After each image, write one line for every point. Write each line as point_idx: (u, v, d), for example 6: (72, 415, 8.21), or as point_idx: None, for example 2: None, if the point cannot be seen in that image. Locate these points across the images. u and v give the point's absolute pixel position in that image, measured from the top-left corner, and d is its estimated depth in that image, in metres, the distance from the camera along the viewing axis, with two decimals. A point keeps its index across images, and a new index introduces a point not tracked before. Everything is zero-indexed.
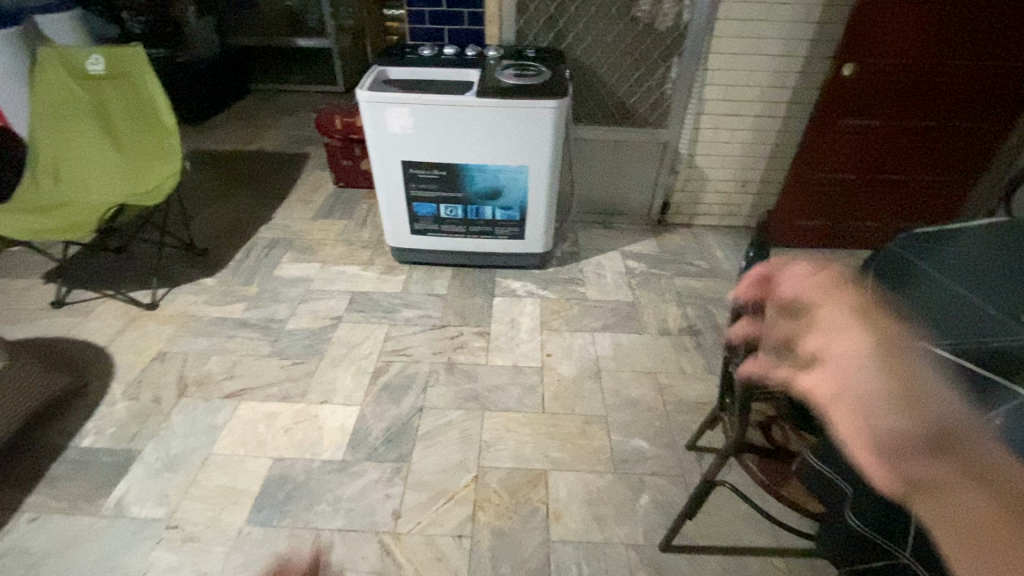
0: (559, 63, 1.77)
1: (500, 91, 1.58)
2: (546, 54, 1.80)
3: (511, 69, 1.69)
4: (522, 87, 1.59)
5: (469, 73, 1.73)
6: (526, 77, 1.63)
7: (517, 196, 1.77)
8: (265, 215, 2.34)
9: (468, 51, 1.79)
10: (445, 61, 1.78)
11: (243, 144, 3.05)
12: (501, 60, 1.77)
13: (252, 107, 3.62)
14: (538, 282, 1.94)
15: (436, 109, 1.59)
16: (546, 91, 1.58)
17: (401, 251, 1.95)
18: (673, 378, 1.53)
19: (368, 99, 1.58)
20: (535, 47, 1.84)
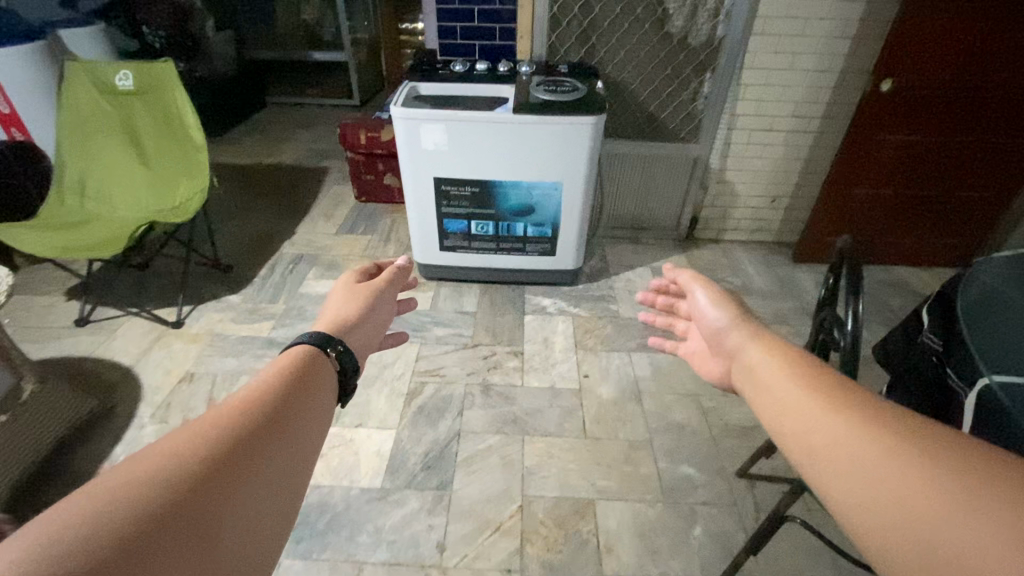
0: (592, 79, 1.75)
1: (538, 107, 1.55)
2: (580, 70, 1.78)
3: (546, 84, 1.67)
4: (559, 103, 1.57)
5: (502, 89, 1.72)
6: (563, 93, 1.61)
7: (551, 213, 1.74)
8: (287, 231, 2.31)
9: (501, 67, 1.78)
10: (478, 78, 1.76)
11: (262, 158, 3.04)
12: (534, 76, 1.75)
13: (268, 120, 3.62)
14: (569, 299, 1.90)
15: (472, 126, 1.56)
16: (583, 107, 1.55)
17: (430, 267, 1.92)
18: (717, 401, 1.49)
19: (403, 115, 1.55)
20: (567, 62, 1.82)
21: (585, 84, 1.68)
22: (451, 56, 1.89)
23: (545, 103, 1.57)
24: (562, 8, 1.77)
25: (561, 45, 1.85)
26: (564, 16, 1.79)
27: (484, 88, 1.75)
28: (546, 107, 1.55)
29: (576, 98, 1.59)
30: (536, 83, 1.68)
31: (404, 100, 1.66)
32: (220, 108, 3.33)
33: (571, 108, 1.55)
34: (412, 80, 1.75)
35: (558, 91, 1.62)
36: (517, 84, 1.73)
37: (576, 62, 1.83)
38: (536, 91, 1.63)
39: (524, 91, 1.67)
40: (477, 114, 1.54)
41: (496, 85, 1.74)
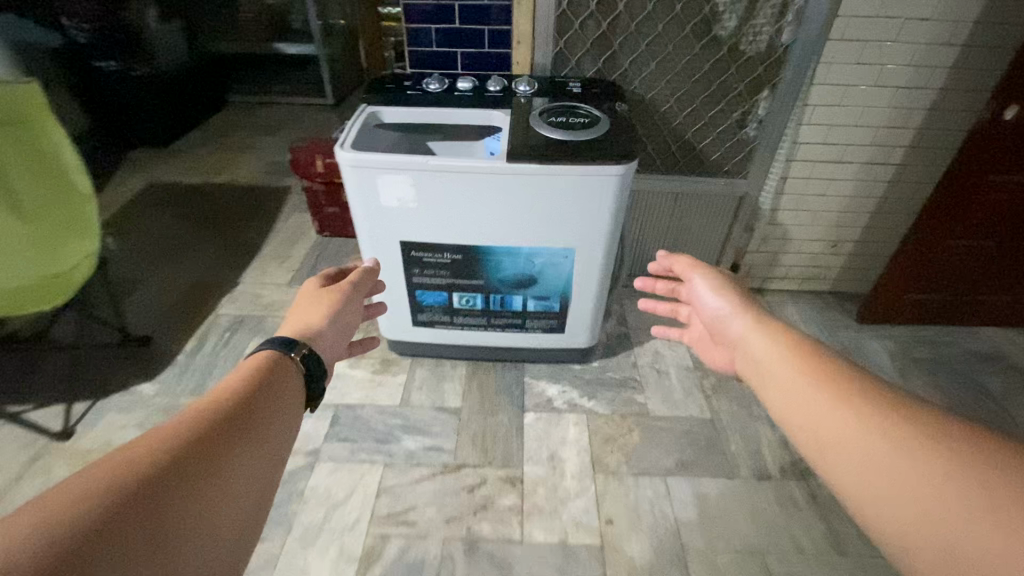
0: (615, 102, 1.29)
1: (543, 153, 1.10)
2: (597, 88, 1.32)
3: (552, 113, 1.21)
4: (571, 147, 1.12)
5: (494, 116, 1.27)
6: (575, 130, 1.15)
7: (558, 283, 1.29)
8: (229, 282, 1.87)
9: (489, 87, 1.32)
10: (458, 102, 1.31)
11: (213, 176, 2.57)
12: (535, 101, 1.29)
13: (227, 125, 3.13)
14: (581, 385, 1.47)
15: (449, 178, 1.11)
16: (605, 152, 1.10)
17: (402, 343, 1.49)
18: (789, 565, 1.09)
19: (352, 162, 1.11)
20: (580, 78, 1.36)
21: (606, 113, 1.22)
22: (426, 69, 1.42)
23: (553, 145, 1.12)
24: (574, 3, 1.30)
25: (571, 53, 1.39)
26: (576, 15, 1.32)
27: (466, 117, 1.30)
28: (553, 153, 1.10)
29: (594, 136, 1.14)
30: (539, 112, 1.22)
31: (355, 135, 1.20)
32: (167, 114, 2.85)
33: (588, 155, 1.09)
34: (370, 106, 1.30)
35: (569, 125, 1.17)
36: (511, 111, 1.27)
37: (592, 78, 1.36)
38: (539, 124, 1.17)
39: (523, 123, 1.22)
40: (457, 163, 1.09)
41: (483, 111, 1.28)
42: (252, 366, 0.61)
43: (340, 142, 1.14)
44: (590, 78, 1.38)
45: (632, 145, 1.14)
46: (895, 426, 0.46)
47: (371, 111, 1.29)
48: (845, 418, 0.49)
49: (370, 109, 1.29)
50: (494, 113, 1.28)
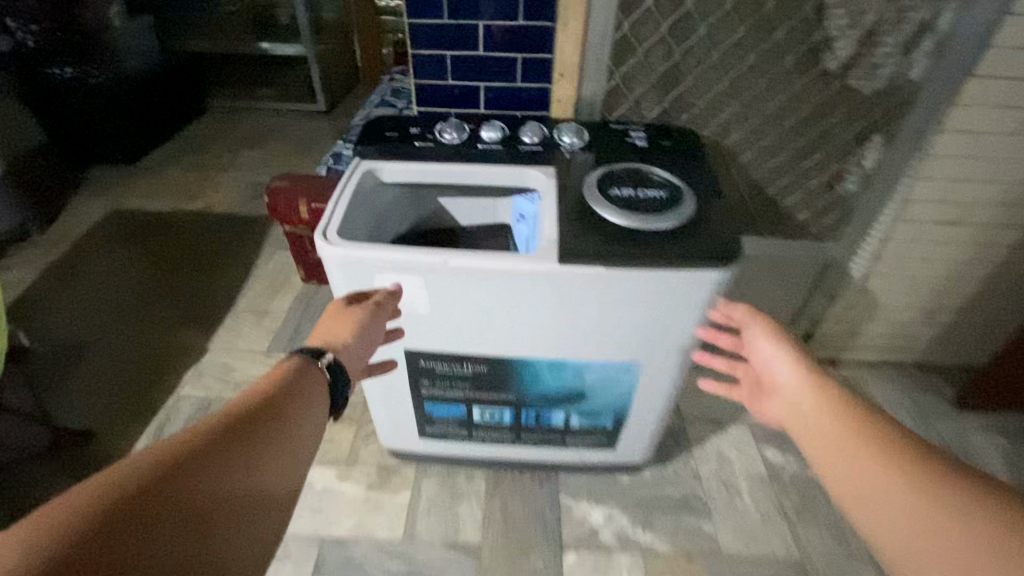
0: (696, 164, 0.96)
1: (611, 249, 0.78)
2: (667, 139, 0.99)
3: (614, 182, 0.89)
4: (648, 238, 0.80)
5: (532, 180, 0.95)
6: (650, 211, 0.82)
7: (612, 400, 0.98)
8: (196, 349, 1.55)
9: (524, 136, 0.99)
10: (482, 158, 0.98)
11: (184, 202, 2.22)
12: (586, 158, 0.97)
13: (206, 134, 2.77)
14: (630, 505, 1.18)
15: (475, 281, 0.79)
16: (696, 249, 0.78)
17: (405, 451, 1.18)
18: None
19: (339, 258, 0.79)
20: (640, 123, 1.03)
21: (686, 180, 0.90)
22: (439, 104, 1.09)
23: (623, 236, 0.80)
24: (638, 25, 0.97)
25: (628, 88, 1.06)
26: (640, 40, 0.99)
27: (492, 177, 0.97)
28: (623, 251, 0.77)
29: (677, 221, 0.81)
30: (595, 178, 0.90)
31: (345, 210, 0.87)
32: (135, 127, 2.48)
33: (674, 254, 0.77)
34: (363, 163, 0.98)
35: (640, 203, 0.84)
36: (555, 173, 0.94)
37: (659, 124, 1.04)
38: (600, 200, 0.85)
39: (574, 193, 0.90)
40: (488, 264, 0.77)
41: (516, 171, 0.96)
42: (279, 373, 0.65)
43: (323, 228, 0.82)
44: (653, 123, 1.05)
45: (731, 233, 0.82)
46: (928, 483, 0.49)
47: (365, 169, 0.97)
48: (896, 482, 0.51)
49: (363, 167, 0.96)
50: (531, 174, 0.96)
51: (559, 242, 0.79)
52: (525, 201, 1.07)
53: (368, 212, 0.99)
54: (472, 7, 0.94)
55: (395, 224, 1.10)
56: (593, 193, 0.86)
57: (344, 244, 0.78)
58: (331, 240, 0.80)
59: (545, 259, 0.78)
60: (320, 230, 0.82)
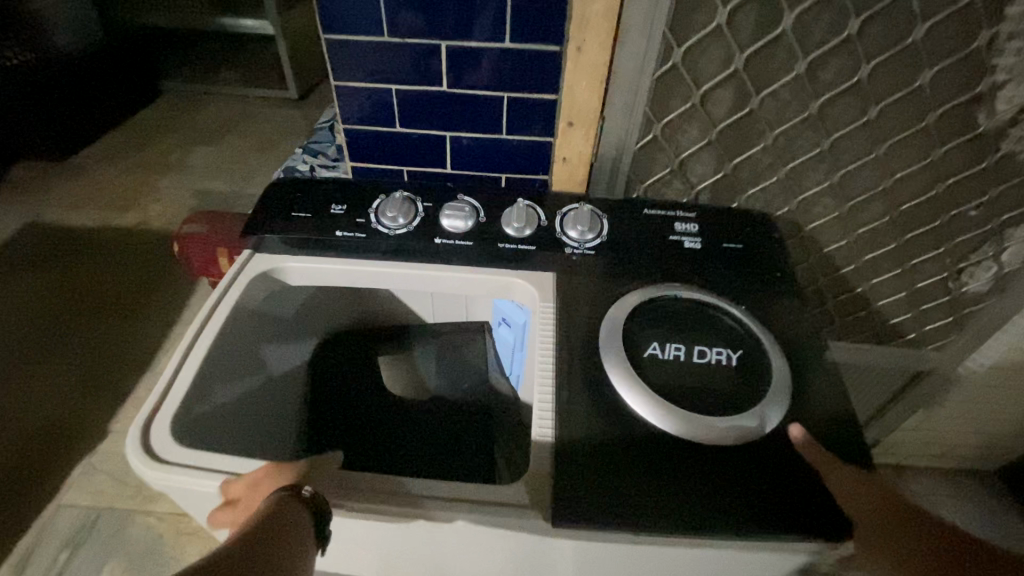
0: (773, 288, 0.61)
1: (641, 494, 0.46)
2: (731, 238, 0.65)
3: (653, 329, 0.56)
4: (706, 471, 0.47)
5: (518, 291, 0.63)
6: (709, 405, 0.51)
7: None
8: (96, 431, 1.22)
9: (510, 225, 0.64)
10: (441, 259, 0.64)
11: (115, 216, 1.86)
12: (606, 268, 0.62)
13: (154, 124, 2.37)
14: None
15: (409, 525, 0.49)
16: (784, 501, 0.46)
17: None
18: None
19: (162, 481, 0.50)
20: (690, 205, 0.69)
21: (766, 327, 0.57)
22: (385, 158, 0.72)
23: (665, 464, 0.48)
24: (695, 56, 0.63)
25: (672, 146, 0.71)
26: (696, 77, 0.65)
27: (452, 287, 0.64)
28: (662, 505, 0.46)
29: (741, 434, 0.49)
30: (624, 316, 0.57)
31: (200, 380, 0.57)
32: (65, 118, 2.10)
33: (747, 511, 0.45)
34: (248, 268, 0.65)
35: (694, 381, 0.53)
36: (554, 295, 0.60)
37: (720, 209, 0.68)
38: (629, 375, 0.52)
39: (586, 341, 0.56)
40: (426, 515, 0.47)
41: (489, 281, 0.63)
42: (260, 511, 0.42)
43: (151, 431, 0.52)
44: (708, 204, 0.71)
45: (838, 450, 0.50)
46: None
47: (247, 284, 0.64)
48: None
49: (243, 281, 0.64)
50: (513, 285, 0.63)
51: (555, 476, 0.47)
52: (507, 304, 0.74)
53: (261, 340, 0.68)
54: (432, 19, 0.58)
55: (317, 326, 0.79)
56: (617, 355, 0.54)
57: (181, 471, 0.49)
58: (165, 455, 0.50)
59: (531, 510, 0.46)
60: (140, 434, 0.52)
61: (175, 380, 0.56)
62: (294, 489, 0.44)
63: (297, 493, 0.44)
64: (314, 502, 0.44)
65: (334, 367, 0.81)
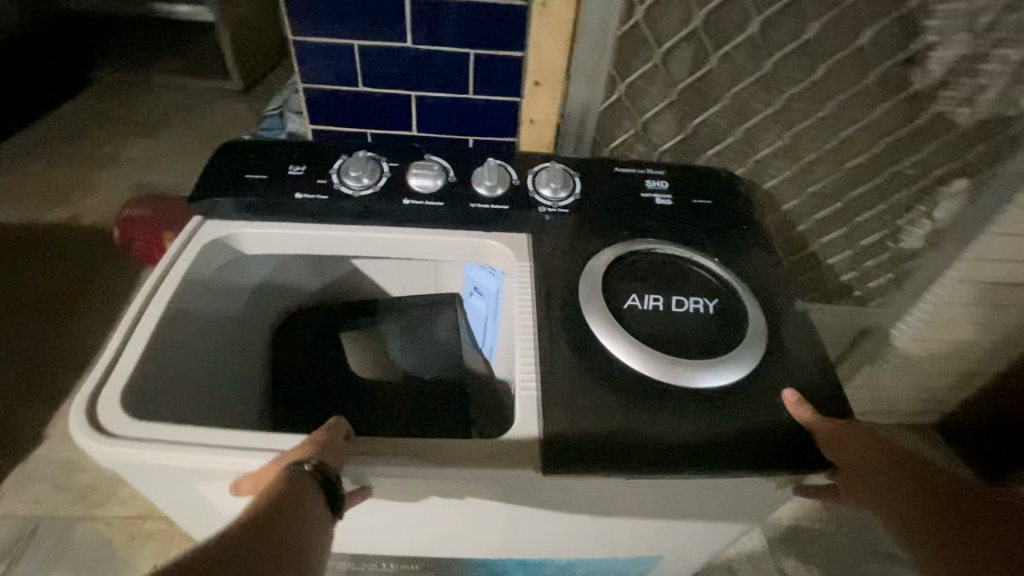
0: (741, 240, 0.63)
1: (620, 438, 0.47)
2: (700, 195, 0.67)
3: (631, 283, 0.57)
4: (680, 413, 0.49)
5: (491, 251, 0.63)
6: (686, 351, 0.53)
7: None
8: (29, 435, 1.13)
9: (482, 184, 0.63)
10: (412, 222, 0.63)
11: (43, 211, 1.74)
12: (579, 225, 0.63)
13: (84, 116, 2.21)
14: None
15: (391, 485, 0.48)
16: (753, 440, 0.48)
17: None
18: None
19: (111, 456, 0.48)
20: (661, 163, 0.70)
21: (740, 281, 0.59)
22: (349, 121, 0.70)
23: (641, 408, 0.49)
24: (657, 15, 0.65)
25: (636, 107, 0.72)
26: (658, 36, 0.66)
27: (426, 250, 0.63)
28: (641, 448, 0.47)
29: (713, 375, 0.51)
30: (602, 267, 0.58)
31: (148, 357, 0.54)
32: None
33: (718, 449, 0.48)
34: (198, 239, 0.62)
35: (672, 330, 0.54)
36: (528, 254, 0.60)
37: (694, 168, 0.70)
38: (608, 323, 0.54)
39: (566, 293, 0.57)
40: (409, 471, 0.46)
41: (464, 244, 0.63)
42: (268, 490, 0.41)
43: (97, 413, 0.49)
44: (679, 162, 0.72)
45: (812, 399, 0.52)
46: None
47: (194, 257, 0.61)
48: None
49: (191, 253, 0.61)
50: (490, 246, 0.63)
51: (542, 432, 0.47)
52: (479, 270, 0.72)
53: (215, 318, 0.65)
54: None
55: (276, 304, 0.77)
56: (596, 305, 0.55)
57: (135, 449, 0.47)
58: (119, 431, 0.49)
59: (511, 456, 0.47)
60: (85, 417, 0.49)
61: (118, 359, 0.52)
62: (297, 466, 0.43)
63: (302, 469, 0.43)
64: (321, 475, 0.43)
65: (297, 341, 0.78)
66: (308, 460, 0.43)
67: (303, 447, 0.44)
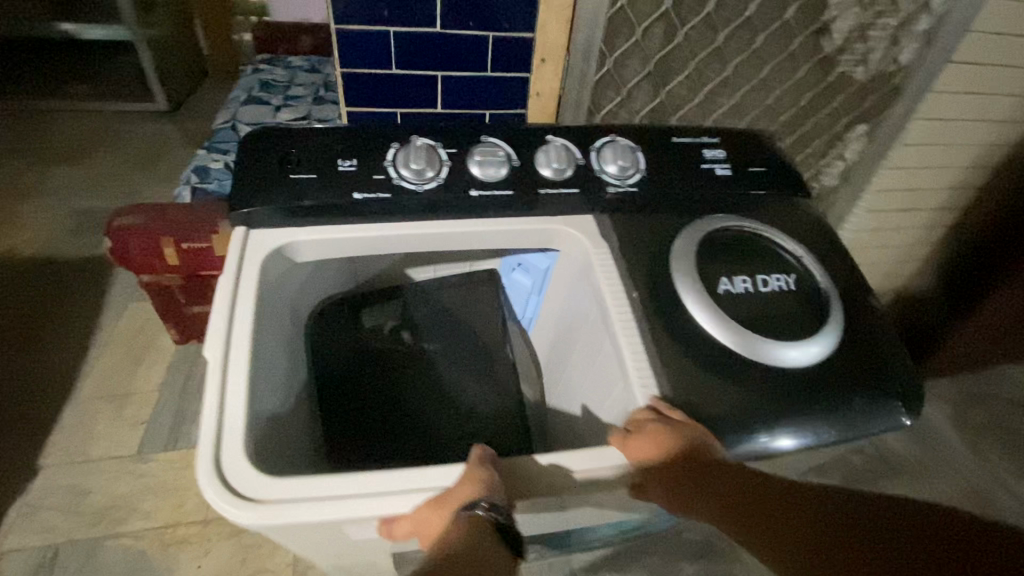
0: (790, 203, 0.70)
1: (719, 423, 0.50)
2: (753, 161, 0.72)
3: (718, 266, 0.61)
4: (806, 389, 0.53)
5: (560, 236, 0.66)
6: (776, 326, 0.57)
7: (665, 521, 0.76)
8: (22, 471, 1.07)
9: (548, 167, 0.65)
10: (486, 211, 0.65)
11: None
12: (650, 199, 0.67)
13: None
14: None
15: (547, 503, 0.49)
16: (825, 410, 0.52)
17: None
18: None
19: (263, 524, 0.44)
20: (710, 129, 0.74)
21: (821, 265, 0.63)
22: (382, 102, 0.78)
23: (729, 388, 0.52)
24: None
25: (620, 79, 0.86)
26: (636, 17, 0.80)
27: (497, 236, 0.66)
28: (733, 428, 0.50)
29: (812, 345, 0.55)
30: (692, 243, 0.62)
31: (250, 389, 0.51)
32: None
33: (818, 421, 0.52)
34: (251, 253, 0.59)
35: (768, 304, 0.59)
36: (603, 239, 0.64)
37: (737, 134, 0.74)
38: (698, 298, 0.57)
39: (650, 255, 0.62)
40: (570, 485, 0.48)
41: (540, 230, 0.66)
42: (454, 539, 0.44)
43: (228, 479, 0.45)
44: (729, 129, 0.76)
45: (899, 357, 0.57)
46: None
47: (258, 280, 0.58)
48: None
49: (251, 274, 0.58)
50: (563, 231, 0.65)
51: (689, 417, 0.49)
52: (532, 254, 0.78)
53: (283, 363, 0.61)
54: None
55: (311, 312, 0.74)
56: (689, 280, 0.58)
57: (284, 509, 0.44)
58: (259, 495, 0.44)
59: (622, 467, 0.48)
60: (217, 486, 0.45)
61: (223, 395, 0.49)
62: (470, 511, 0.44)
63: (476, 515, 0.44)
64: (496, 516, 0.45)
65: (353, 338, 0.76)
66: (480, 505, 0.44)
67: (468, 493, 0.45)
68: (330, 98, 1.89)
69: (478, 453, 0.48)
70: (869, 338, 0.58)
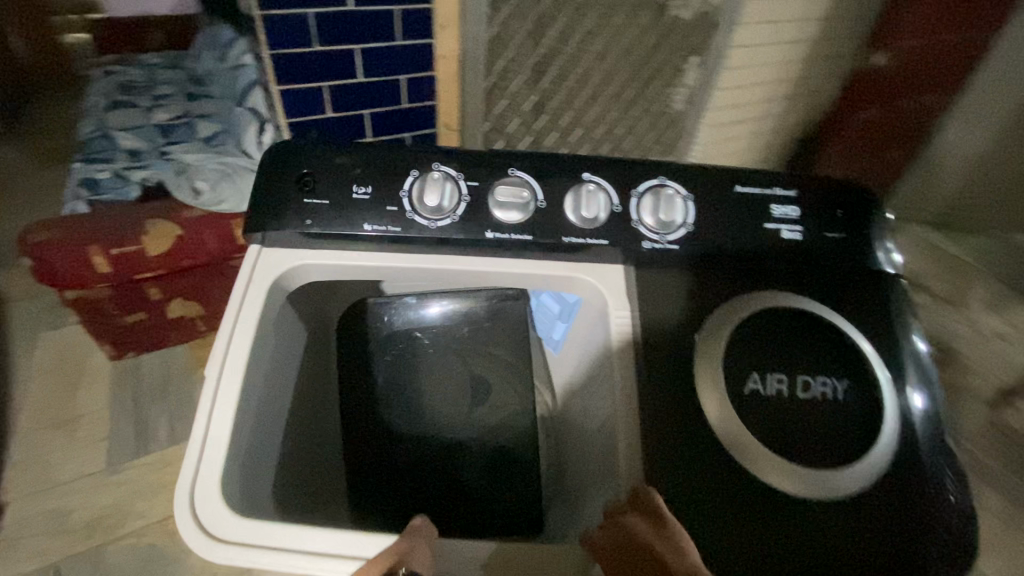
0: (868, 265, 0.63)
1: (706, 530, 0.47)
2: (833, 228, 0.64)
3: (758, 358, 0.55)
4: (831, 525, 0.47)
5: (579, 283, 0.64)
6: (808, 438, 0.52)
7: None
8: None
9: (578, 211, 0.62)
10: (493, 252, 0.63)
11: None
12: (690, 263, 0.62)
13: None
14: None
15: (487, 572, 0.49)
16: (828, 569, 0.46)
17: None
18: None
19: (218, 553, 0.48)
20: (790, 177, 0.66)
21: (905, 376, 0.56)
22: (312, 78, 0.88)
23: (744, 517, 0.48)
24: None
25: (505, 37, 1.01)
26: None
27: (495, 278, 0.66)
28: (717, 558, 0.46)
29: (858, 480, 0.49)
30: (725, 333, 0.56)
31: (233, 437, 0.53)
32: None
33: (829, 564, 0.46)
34: (259, 272, 0.62)
35: (812, 415, 0.53)
36: (628, 300, 0.61)
37: (837, 185, 0.66)
38: (729, 420, 0.51)
39: None
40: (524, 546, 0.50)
41: (554, 276, 0.64)
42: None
43: (200, 514, 0.49)
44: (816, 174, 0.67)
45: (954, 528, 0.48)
46: None
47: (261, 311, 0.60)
48: None
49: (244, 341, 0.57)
50: (579, 279, 0.64)
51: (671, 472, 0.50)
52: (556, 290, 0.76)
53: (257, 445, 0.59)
54: None
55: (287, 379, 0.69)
56: (715, 389, 0.53)
57: (237, 551, 0.47)
58: (222, 533, 0.48)
59: (582, 550, 0.49)
60: (190, 516, 0.49)
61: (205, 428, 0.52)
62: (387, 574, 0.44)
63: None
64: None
65: (348, 353, 0.77)
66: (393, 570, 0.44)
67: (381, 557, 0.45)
68: (204, 92, 1.78)
69: (417, 521, 0.49)
70: (925, 493, 0.50)
